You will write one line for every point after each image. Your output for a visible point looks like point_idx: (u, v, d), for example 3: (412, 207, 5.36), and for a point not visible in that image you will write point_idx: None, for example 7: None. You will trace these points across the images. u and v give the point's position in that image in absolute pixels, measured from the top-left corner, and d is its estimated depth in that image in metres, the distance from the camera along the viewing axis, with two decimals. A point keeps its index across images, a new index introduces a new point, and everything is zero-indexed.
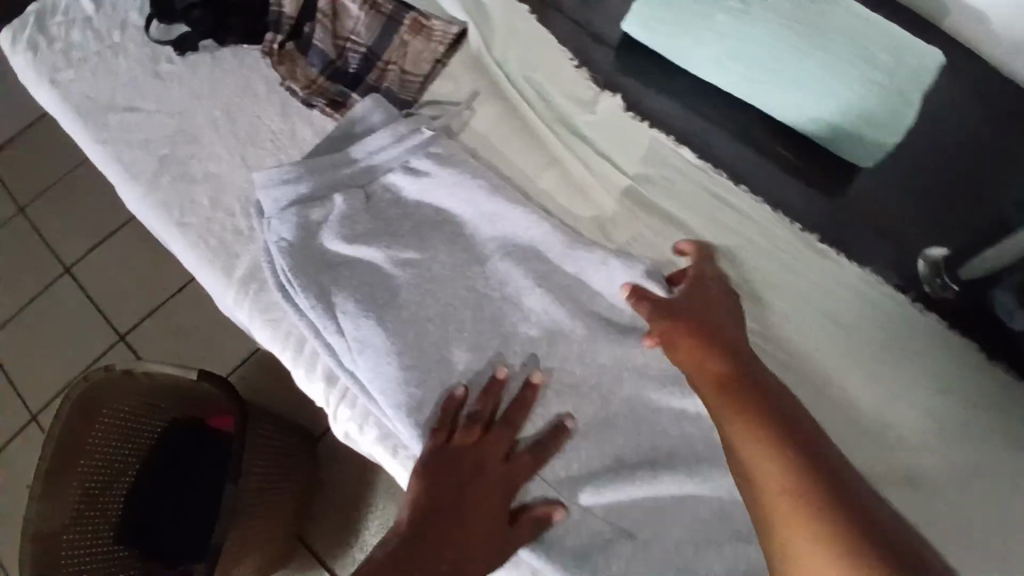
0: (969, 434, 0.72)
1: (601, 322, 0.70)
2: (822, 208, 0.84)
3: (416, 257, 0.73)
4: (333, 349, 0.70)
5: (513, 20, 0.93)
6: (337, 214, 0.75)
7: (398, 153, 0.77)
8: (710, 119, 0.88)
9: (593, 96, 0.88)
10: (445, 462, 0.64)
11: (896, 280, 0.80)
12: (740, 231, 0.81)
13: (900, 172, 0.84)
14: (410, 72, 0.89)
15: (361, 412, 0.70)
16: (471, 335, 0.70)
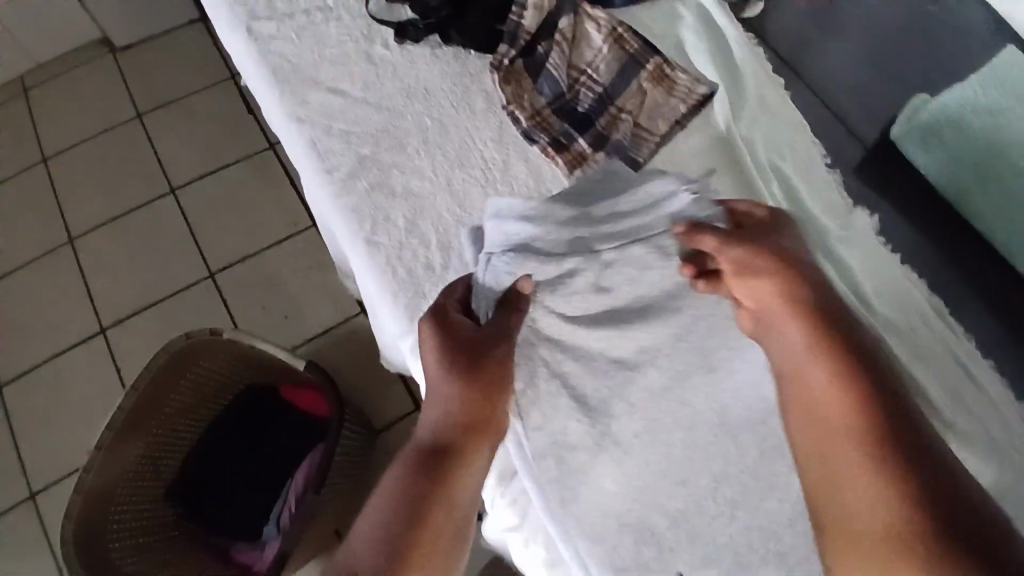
0: None
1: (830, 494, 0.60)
2: None
3: (632, 361, 0.64)
4: (524, 449, 0.65)
5: (767, 96, 0.82)
6: (559, 277, 0.63)
7: (650, 217, 0.64)
8: (959, 267, 0.78)
9: (848, 208, 0.77)
10: (459, 366, 0.60)
11: None
12: (1002, 430, 0.67)
13: None
14: (644, 128, 0.78)
15: (531, 526, 0.67)
16: (676, 465, 0.62)
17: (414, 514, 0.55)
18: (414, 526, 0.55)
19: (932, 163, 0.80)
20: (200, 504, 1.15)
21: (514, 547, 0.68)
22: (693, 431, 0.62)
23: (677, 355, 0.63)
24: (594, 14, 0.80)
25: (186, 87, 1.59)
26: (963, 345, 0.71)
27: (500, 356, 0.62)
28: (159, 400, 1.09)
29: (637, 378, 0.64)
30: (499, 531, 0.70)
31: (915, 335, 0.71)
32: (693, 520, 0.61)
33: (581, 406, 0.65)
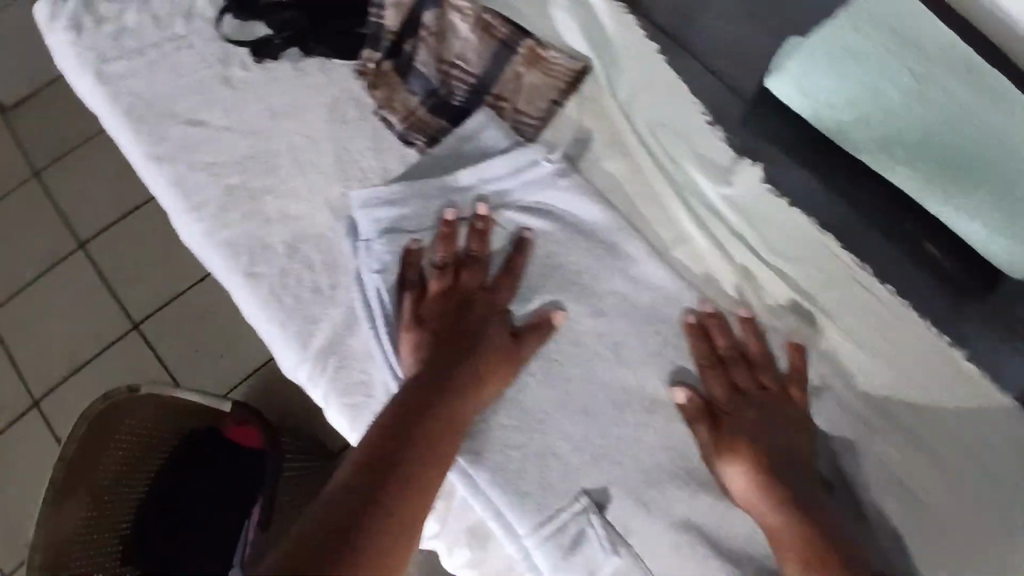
0: None
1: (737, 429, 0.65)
2: (975, 315, 0.72)
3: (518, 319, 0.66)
4: None
5: (639, 63, 0.80)
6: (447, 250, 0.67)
7: (514, 186, 0.70)
8: (855, 198, 0.77)
9: (730, 163, 0.76)
10: (453, 311, 0.64)
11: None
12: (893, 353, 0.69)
13: None
14: (524, 113, 0.77)
15: (456, 530, 0.63)
16: (588, 446, 0.62)
17: (363, 467, 0.54)
18: (374, 477, 0.53)
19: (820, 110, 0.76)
20: (170, 535, 1.03)
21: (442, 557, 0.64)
22: (600, 411, 0.63)
23: (576, 323, 0.66)
24: (457, 2, 0.77)
25: (52, 122, 1.40)
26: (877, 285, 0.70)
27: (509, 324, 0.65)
28: (102, 446, 1.02)
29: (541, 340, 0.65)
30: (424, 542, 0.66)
31: (809, 277, 0.72)
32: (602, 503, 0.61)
33: None
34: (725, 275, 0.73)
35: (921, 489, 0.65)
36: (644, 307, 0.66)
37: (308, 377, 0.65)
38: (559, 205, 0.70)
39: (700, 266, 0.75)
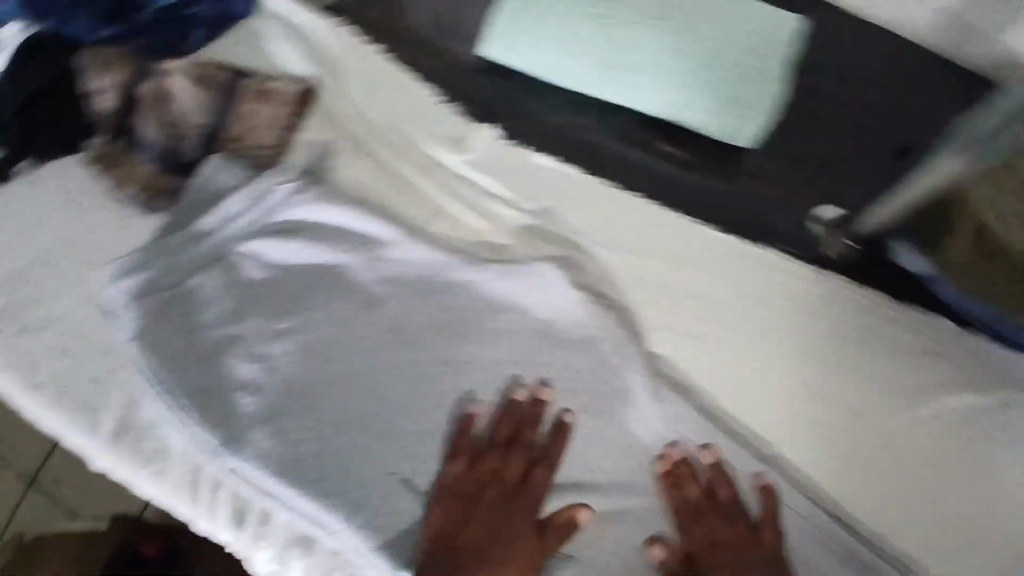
0: (904, 389, 0.80)
1: (538, 365, 0.72)
2: (718, 187, 0.87)
3: (286, 330, 0.67)
4: (231, 469, 0.64)
5: (363, 67, 0.84)
6: (208, 293, 0.68)
7: (258, 215, 0.71)
8: (592, 127, 0.87)
9: (465, 132, 0.82)
10: (473, 494, 0.65)
11: (790, 247, 0.84)
12: (646, 251, 0.79)
13: (777, 140, 0.88)
14: (260, 144, 0.78)
15: (280, 547, 0.64)
16: (394, 429, 0.66)
17: None
18: None
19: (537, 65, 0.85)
20: None
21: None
22: (393, 393, 0.67)
23: (349, 322, 0.69)
24: (172, 68, 0.79)
25: None
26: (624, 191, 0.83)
27: (536, 466, 0.67)
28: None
29: (318, 347, 0.67)
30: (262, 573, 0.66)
31: (561, 207, 0.79)
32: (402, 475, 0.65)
33: (267, 422, 0.64)
34: (486, 231, 0.77)
35: (714, 352, 0.78)
36: (416, 287, 0.72)
37: (112, 456, 0.67)
38: (306, 219, 0.72)
39: (464, 231, 0.77)
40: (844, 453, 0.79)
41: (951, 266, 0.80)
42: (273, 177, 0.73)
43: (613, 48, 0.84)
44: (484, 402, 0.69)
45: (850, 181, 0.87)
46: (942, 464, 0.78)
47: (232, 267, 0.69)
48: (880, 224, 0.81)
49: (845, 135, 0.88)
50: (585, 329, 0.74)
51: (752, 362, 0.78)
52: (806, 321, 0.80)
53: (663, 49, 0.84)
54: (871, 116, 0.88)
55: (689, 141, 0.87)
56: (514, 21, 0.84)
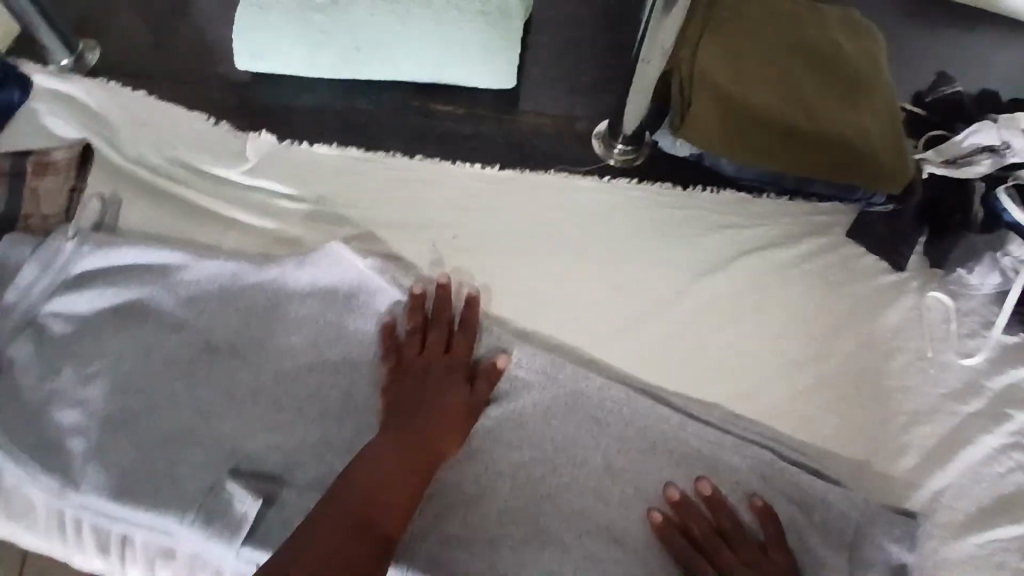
0: (714, 258, 0.86)
1: (350, 332, 0.78)
2: (494, 129, 0.94)
3: (100, 370, 0.73)
4: (80, 507, 0.70)
5: (137, 116, 0.90)
6: (28, 356, 0.74)
7: (55, 276, 0.77)
8: (363, 107, 0.94)
9: (243, 145, 0.89)
10: (415, 369, 0.73)
11: (570, 163, 0.92)
12: (430, 201, 0.87)
13: (534, 79, 0.97)
14: (51, 214, 0.82)
15: (147, 560, 0.71)
16: (224, 425, 0.72)
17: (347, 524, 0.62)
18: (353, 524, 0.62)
19: (292, 66, 0.92)
20: None
21: None
22: (217, 395, 0.73)
23: (161, 344, 0.75)
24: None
25: None
26: (402, 156, 0.90)
27: (456, 335, 0.76)
28: None
29: (137, 374, 0.73)
30: None
31: (344, 187, 0.87)
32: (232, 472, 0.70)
33: (99, 454, 0.70)
34: (278, 229, 0.83)
35: (515, 277, 0.84)
36: (215, 299, 0.77)
37: None
38: (100, 265, 0.78)
39: (257, 236, 0.83)
40: (654, 336, 0.83)
41: (705, 137, 0.83)
42: (57, 237, 0.77)
43: (352, 29, 0.90)
44: (299, 383, 0.75)
45: (606, 95, 0.97)
46: (758, 313, 0.84)
47: (43, 329, 0.76)
48: (638, 122, 0.88)
49: (590, 61, 0.99)
50: (387, 291, 0.78)
51: (544, 272, 0.85)
52: (590, 223, 0.87)
53: (398, 18, 0.89)
54: (605, 42, 1.00)
55: (458, 96, 0.96)
56: (258, 33, 0.90)
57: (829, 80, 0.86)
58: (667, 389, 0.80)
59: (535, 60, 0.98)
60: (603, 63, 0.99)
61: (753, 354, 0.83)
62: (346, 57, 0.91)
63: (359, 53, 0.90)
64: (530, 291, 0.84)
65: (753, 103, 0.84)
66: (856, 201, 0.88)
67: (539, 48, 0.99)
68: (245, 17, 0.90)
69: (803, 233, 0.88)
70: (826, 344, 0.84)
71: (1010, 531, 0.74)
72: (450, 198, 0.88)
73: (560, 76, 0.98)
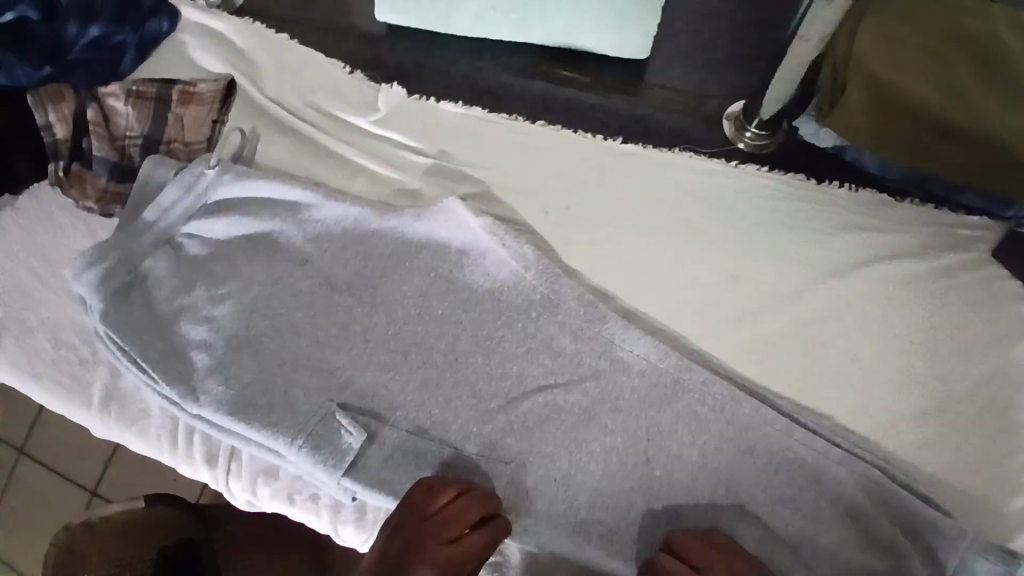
0: (846, 260, 0.82)
1: (460, 289, 0.78)
2: (619, 104, 0.93)
3: (228, 293, 0.78)
4: (198, 418, 0.74)
5: (277, 55, 0.94)
6: (163, 272, 0.79)
7: (194, 200, 0.81)
8: (491, 69, 0.95)
9: (375, 95, 0.91)
10: (409, 526, 0.69)
11: (694, 145, 0.90)
12: (550, 169, 0.87)
13: (665, 55, 0.95)
14: (194, 142, 0.88)
15: (249, 477, 0.75)
16: (335, 361, 0.76)
17: None
18: None
19: (428, 22, 0.93)
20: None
21: (256, 503, 0.76)
22: (330, 333, 0.77)
23: (285, 275, 0.79)
24: (107, 89, 0.87)
25: None
26: (524, 120, 0.90)
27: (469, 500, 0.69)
28: None
29: (261, 301, 0.78)
30: (244, 502, 0.76)
31: (469, 146, 0.87)
32: (339, 409, 0.73)
33: (220, 372, 0.75)
34: (399, 178, 0.85)
35: (630, 255, 0.83)
36: (337, 239, 0.79)
37: (102, 426, 0.79)
38: (233, 195, 0.81)
39: (380, 184, 0.84)
40: (767, 334, 0.80)
41: (852, 129, 0.80)
42: (201, 163, 0.81)
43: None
44: (408, 330, 0.77)
45: (739, 78, 0.93)
46: (890, 323, 0.79)
47: (179, 248, 0.81)
48: (777, 109, 0.85)
49: (727, 40, 0.95)
50: (499, 252, 0.77)
51: (659, 255, 0.83)
52: (714, 210, 0.85)
53: None
54: (746, 19, 0.95)
55: (585, 67, 0.95)
56: None
57: (1010, 88, 0.76)
58: (776, 390, 0.77)
59: (671, 35, 0.96)
60: (743, 43, 0.94)
61: (877, 365, 0.78)
62: (482, 17, 0.91)
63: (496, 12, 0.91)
64: (645, 271, 0.82)
65: (915, 99, 0.78)
66: (1008, 218, 0.83)
67: (674, 21, 0.96)
68: None
69: (944, 245, 0.82)
70: (960, 368, 0.78)
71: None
72: (570, 168, 0.87)
73: (692, 53, 0.95)
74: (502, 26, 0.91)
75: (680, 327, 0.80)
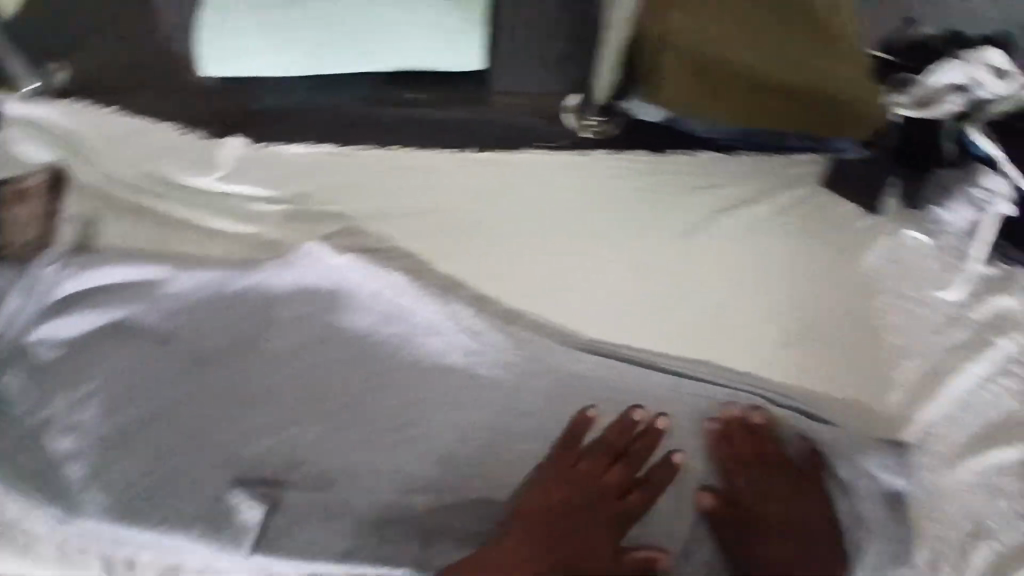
0: (698, 219, 0.86)
1: (343, 330, 0.77)
2: (464, 113, 0.94)
3: (94, 392, 0.74)
4: (85, 533, 0.70)
5: (103, 129, 0.89)
6: (17, 387, 0.74)
7: (42, 302, 0.77)
8: (331, 103, 0.94)
9: (213, 151, 0.88)
10: (574, 484, 0.72)
11: (542, 140, 0.92)
12: (405, 191, 0.86)
13: (500, 60, 0.97)
14: (26, 240, 0.82)
15: None
16: (224, 433, 0.73)
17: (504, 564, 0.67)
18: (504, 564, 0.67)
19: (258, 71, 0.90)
20: None
21: None
22: (214, 405, 0.74)
23: (155, 359, 0.76)
24: None
25: None
26: (374, 148, 0.89)
27: (636, 488, 0.73)
28: None
29: (133, 390, 0.74)
30: None
31: (320, 184, 0.86)
32: (233, 487, 0.71)
33: (99, 479, 0.71)
34: (255, 233, 0.83)
35: (501, 257, 0.83)
36: (204, 308, 0.78)
37: None
38: (84, 288, 0.78)
39: (236, 243, 0.82)
40: (645, 306, 0.83)
41: (677, 103, 0.85)
42: (42, 262, 0.78)
43: (318, 30, 0.89)
44: (296, 384, 0.75)
45: (572, 70, 0.97)
46: (745, 269, 0.85)
47: (28, 356, 0.75)
48: (607, 95, 0.88)
49: (557, 36, 0.98)
50: (370, 285, 0.77)
51: (529, 253, 0.84)
52: (569, 198, 0.87)
53: (362, 17, 0.89)
54: (569, 15, 0.99)
55: (425, 84, 0.95)
56: (219, 41, 0.89)
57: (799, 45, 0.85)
58: (660, 355, 0.81)
59: (503, 40, 0.97)
60: (570, 34, 0.98)
61: (746, 309, 0.83)
62: (314, 56, 0.90)
63: (324, 48, 0.89)
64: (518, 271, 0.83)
65: (723, 67, 0.85)
66: (832, 149, 0.87)
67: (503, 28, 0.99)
68: (208, 26, 0.89)
69: (777, 187, 0.89)
70: (812, 296, 0.85)
71: (1006, 457, 0.77)
72: (426, 185, 0.87)
73: (527, 54, 0.97)
74: (332, 61, 0.90)
75: (563, 317, 0.81)
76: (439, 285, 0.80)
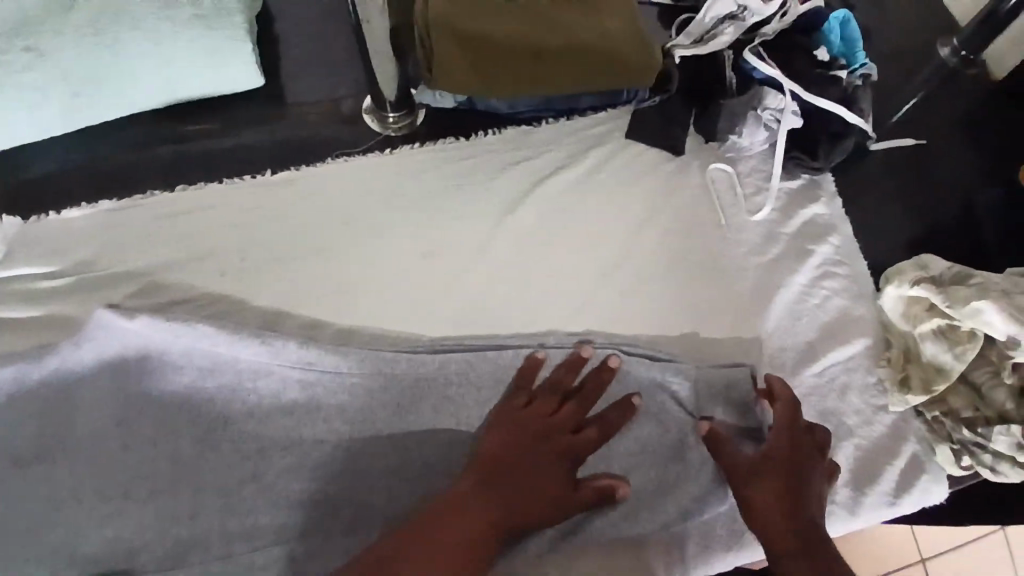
0: (514, 196, 0.87)
1: (166, 394, 0.72)
2: (259, 136, 0.89)
3: None
4: None
5: None
6: None
7: None
8: (109, 154, 0.86)
9: None
10: (533, 431, 0.71)
11: (346, 147, 0.89)
12: (208, 231, 0.81)
13: (288, 74, 0.93)
14: None
15: None
16: (54, 536, 0.68)
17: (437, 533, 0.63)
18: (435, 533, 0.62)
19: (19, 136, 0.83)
20: None
21: None
22: (36, 510, 0.68)
23: None
24: None
25: None
26: (165, 192, 0.83)
27: (590, 424, 0.73)
28: None
29: None
30: None
31: (111, 244, 0.80)
32: None
33: None
34: (44, 314, 0.75)
35: (324, 278, 0.81)
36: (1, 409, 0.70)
37: None
38: None
39: (25, 331, 0.74)
40: (479, 292, 0.83)
41: (461, 85, 0.85)
42: None
43: (66, 79, 0.80)
44: (123, 464, 0.70)
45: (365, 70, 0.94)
46: (568, 233, 0.87)
47: None
48: (396, 93, 0.88)
49: (341, 40, 0.96)
50: (181, 340, 0.72)
51: (354, 266, 0.82)
52: (383, 201, 0.85)
53: (112, 57, 0.81)
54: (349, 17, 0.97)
55: (211, 115, 0.90)
56: None
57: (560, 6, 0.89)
58: (502, 336, 0.80)
59: (287, 56, 0.94)
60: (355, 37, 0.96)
61: (579, 272, 0.85)
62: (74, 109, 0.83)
63: (81, 98, 0.82)
64: (345, 287, 0.80)
65: (495, 41, 0.85)
66: (625, 99, 0.93)
67: (285, 41, 0.95)
68: None
69: (585, 148, 0.91)
70: (637, 243, 0.88)
71: (847, 352, 0.86)
72: (232, 219, 0.82)
73: (315, 63, 0.94)
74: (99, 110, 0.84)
75: (399, 323, 0.80)
76: (263, 323, 0.77)
